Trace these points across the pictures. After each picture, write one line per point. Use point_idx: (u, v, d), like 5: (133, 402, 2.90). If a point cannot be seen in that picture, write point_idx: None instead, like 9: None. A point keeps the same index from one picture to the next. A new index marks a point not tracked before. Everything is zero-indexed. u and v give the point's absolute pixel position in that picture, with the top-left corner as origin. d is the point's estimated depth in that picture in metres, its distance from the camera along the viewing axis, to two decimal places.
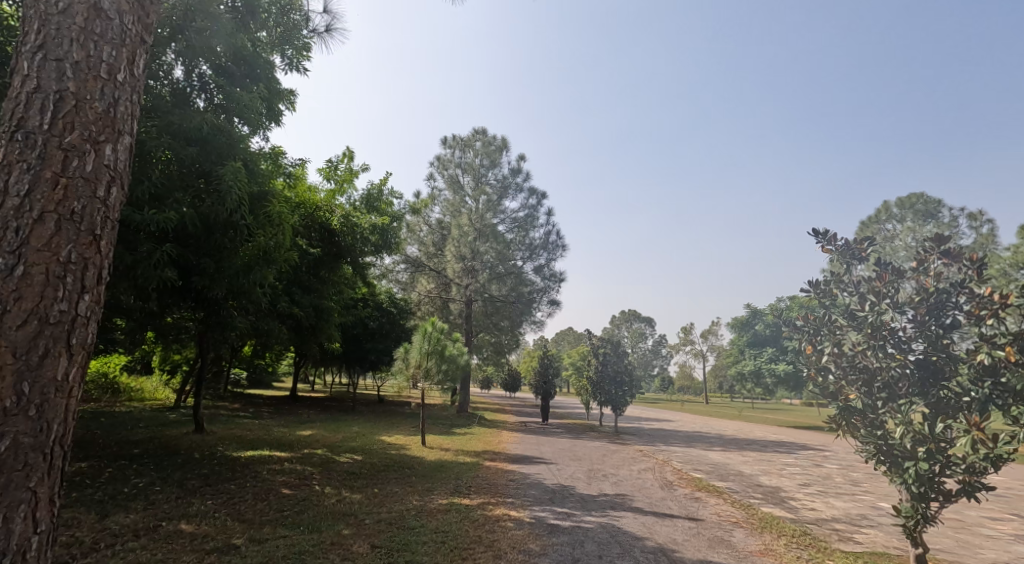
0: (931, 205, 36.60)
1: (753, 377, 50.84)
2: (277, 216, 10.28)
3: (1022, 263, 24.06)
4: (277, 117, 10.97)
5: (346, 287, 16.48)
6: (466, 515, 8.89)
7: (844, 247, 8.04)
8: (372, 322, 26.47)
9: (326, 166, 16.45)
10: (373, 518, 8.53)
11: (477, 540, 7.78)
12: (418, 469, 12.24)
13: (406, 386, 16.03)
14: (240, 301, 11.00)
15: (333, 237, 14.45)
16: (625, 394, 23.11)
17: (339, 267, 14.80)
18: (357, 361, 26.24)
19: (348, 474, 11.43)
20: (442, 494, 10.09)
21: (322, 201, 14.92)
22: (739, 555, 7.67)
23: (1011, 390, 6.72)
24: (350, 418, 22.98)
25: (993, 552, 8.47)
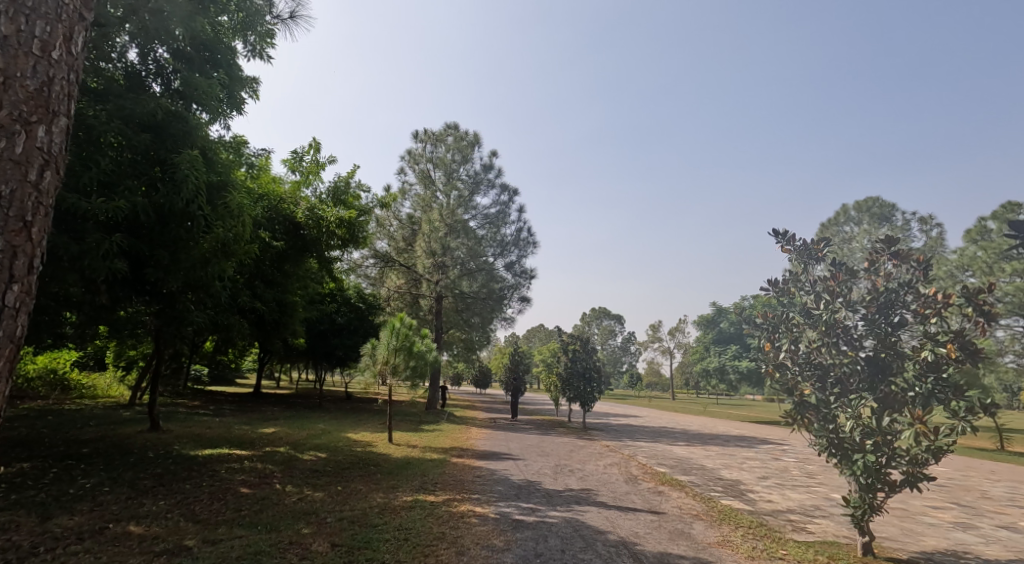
0: (886, 208, 37.90)
1: (716, 374, 51.88)
2: (238, 207, 9.82)
3: (968, 266, 25.01)
4: (238, 104, 10.69)
5: (311, 282, 16.22)
6: (430, 511, 8.85)
7: (802, 247, 8.27)
8: (339, 318, 26.11)
9: (291, 158, 16.07)
10: (335, 517, 8.42)
11: (440, 537, 7.75)
12: (384, 467, 12.13)
13: (373, 383, 15.82)
14: (198, 294, 10.72)
15: (298, 230, 14.15)
16: (594, 391, 23.34)
17: (304, 261, 14.45)
18: (323, 357, 25.93)
19: (310, 471, 11.25)
20: (407, 491, 10.05)
21: (287, 193, 14.65)
22: (697, 547, 7.82)
23: (951, 386, 7.00)
24: (315, 415, 22.61)
25: (934, 539, 8.84)
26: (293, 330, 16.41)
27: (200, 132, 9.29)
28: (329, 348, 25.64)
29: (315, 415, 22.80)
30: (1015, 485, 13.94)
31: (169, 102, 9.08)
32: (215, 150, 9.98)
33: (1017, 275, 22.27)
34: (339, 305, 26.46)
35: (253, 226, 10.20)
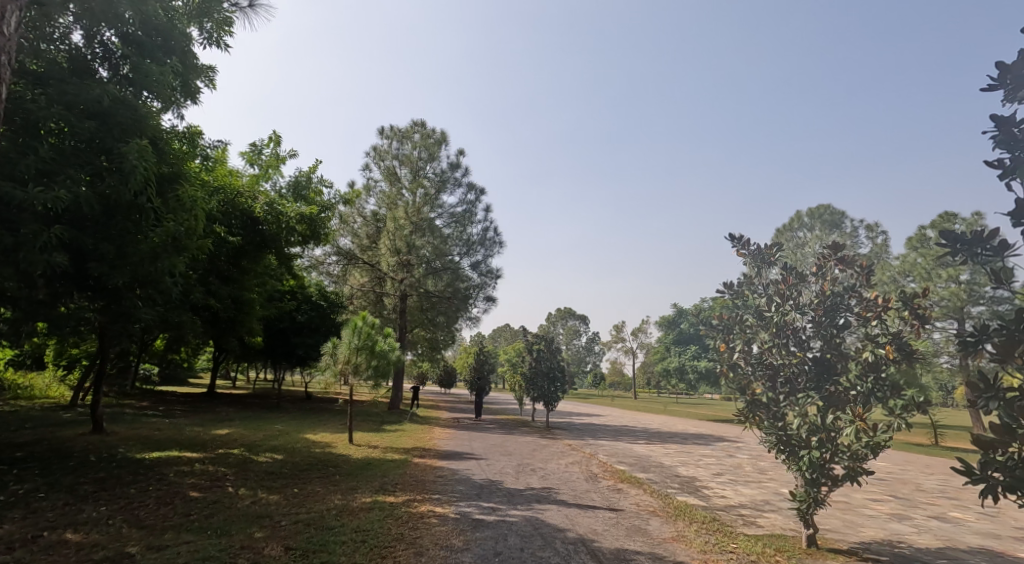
0: (837, 216, 39.28)
1: (676, 373, 52.89)
2: (189, 200, 9.70)
3: (910, 271, 26.08)
4: (193, 93, 10.42)
5: (269, 279, 15.85)
6: (389, 512, 8.78)
7: (755, 252, 8.51)
8: (299, 316, 25.64)
9: (250, 151, 15.65)
10: (290, 520, 8.28)
11: (398, 538, 7.70)
12: (343, 468, 11.96)
13: (333, 383, 15.57)
14: (147, 290, 10.30)
15: (256, 225, 13.75)
16: (558, 390, 23.46)
17: (262, 257, 14.11)
18: (283, 356, 25.50)
19: (266, 474, 11.02)
20: (366, 493, 9.94)
21: (245, 187, 14.32)
22: (653, 543, 7.97)
23: (889, 385, 7.24)
24: (273, 416, 22.11)
25: (872, 530, 9.23)
26: (250, 328, 15.99)
27: (150, 120, 8.95)
28: (289, 347, 25.28)
29: (272, 415, 22.31)
30: (949, 478, 14.65)
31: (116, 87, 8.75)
32: (166, 141, 9.70)
33: (953, 280, 23.44)
34: (300, 302, 25.97)
35: (205, 220, 10.17)
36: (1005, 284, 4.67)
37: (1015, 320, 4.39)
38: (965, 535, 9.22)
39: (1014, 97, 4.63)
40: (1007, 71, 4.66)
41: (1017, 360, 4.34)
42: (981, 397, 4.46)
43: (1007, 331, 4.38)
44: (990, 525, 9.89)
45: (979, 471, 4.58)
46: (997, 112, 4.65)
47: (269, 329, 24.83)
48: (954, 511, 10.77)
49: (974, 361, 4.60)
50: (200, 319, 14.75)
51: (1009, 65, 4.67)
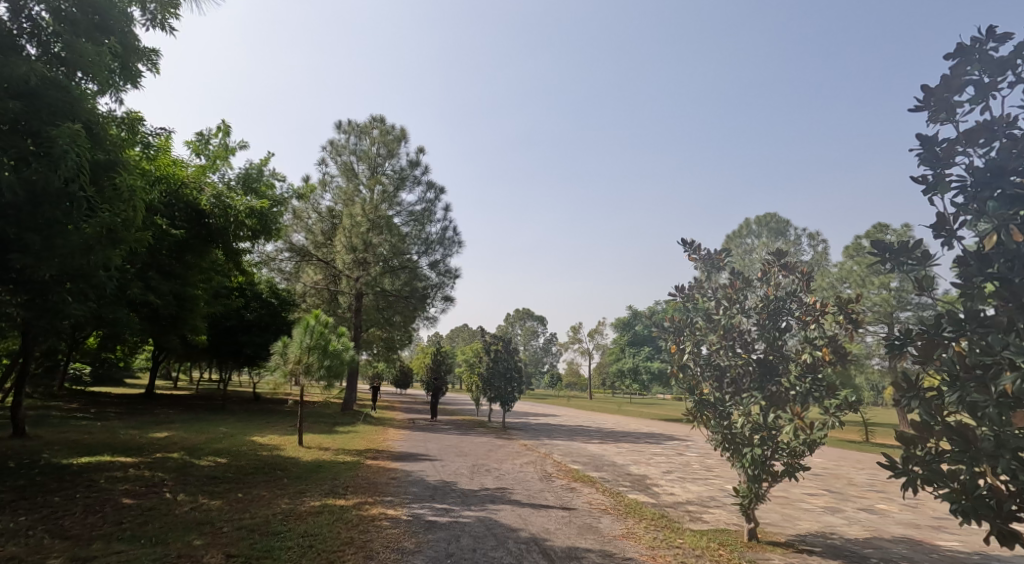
0: (782, 224, 40.71)
1: (630, 374, 53.85)
2: (126, 189, 9.38)
3: (847, 278, 27.29)
4: (134, 78, 10.10)
5: (215, 274, 15.38)
6: (339, 516, 8.68)
7: (706, 257, 8.76)
8: (248, 314, 25.02)
9: (193, 143, 14.92)
10: (233, 526, 8.09)
11: (348, 542, 7.62)
12: (292, 471, 11.74)
13: (282, 384, 15.12)
14: (78, 284, 9.79)
15: (203, 218, 13.32)
16: (514, 391, 23.54)
17: (208, 252, 13.71)
18: (229, 354, 24.81)
19: (207, 478, 10.72)
20: (315, 496, 9.79)
21: (190, 178, 13.92)
22: (604, 540, 8.12)
23: (826, 384, 7.51)
24: (218, 418, 21.46)
25: (808, 522, 9.65)
26: (193, 325, 15.31)
27: (83, 103, 8.68)
28: (236, 345, 24.63)
29: (217, 417, 21.65)
30: (878, 473, 15.42)
31: (45, 67, 8.45)
32: (103, 126, 9.45)
33: (884, 287, 24.74)
34: (249, 299, 25.37)
35: (144, 212, 9.75)
36: (926, 291, 4.94)
37: (934, 325, 4.68)
38: (890, 525, 9.73)
39: (935, 119, 4.93)
40: (929, 93, 4.95)
41: (935, 362, 4.66)
42: (904, 396, 4.73)
43: (928, 334, 4.68)
44: (912, 516, 10.47)
45: (902, 465, 4.81)
46: (921, 132, 4.94)
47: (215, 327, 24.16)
48: (881, 503, 11.35)
49: (899, 363, 4.87)
50: (136, 316, 13.91)
51: (931, 88, 4.97)
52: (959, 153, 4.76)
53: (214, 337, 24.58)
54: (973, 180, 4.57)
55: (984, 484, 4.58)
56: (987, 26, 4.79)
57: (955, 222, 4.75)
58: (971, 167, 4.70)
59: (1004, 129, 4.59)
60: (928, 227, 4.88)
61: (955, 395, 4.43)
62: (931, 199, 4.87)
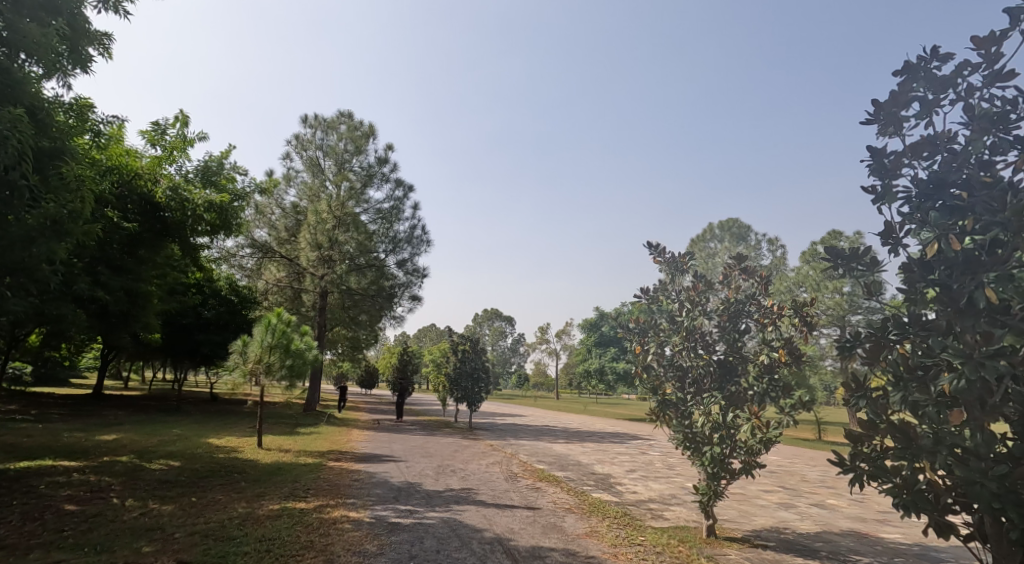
0: (744, 229, 41.62)
1: (596, 375, 54.36)
2: (74, 180, 9.04)
3: (803, 282, 28.09)
4: (82, 61, 9.84)
5: (171, 269, 14.96)
6: (298, 519, 8.58)
7: (671, 259, 8.91)
8: (207, 311, 24.49)
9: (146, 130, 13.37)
10: (185, 531, 7.92)
11: (308, 545, 7.53)
12: (249, 474, 11.53)
13: (241, 383, 14.92)
14: (19, 278, 9.31)
15: (158, 211, 12.77)
16: (481, 391, 23.52)
17: (163, 246, 13.05)
18: (185, 354, 24.18)
19: (158, 482, 10.46)
20: (274, 499, 9.65)
21: (145, 169, 13.34)
22: (567, 539, 8.20)
23: (781, 385, 7.70)
24: (173, 419, 20.91)
25: (763, 518, 9.92)
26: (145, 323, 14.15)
27: (26, 86, 8.35)
28: (193, 344, 24.03)
29: (172, 419, 21.07)
30: (829, 469, 15.93)
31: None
32: (48, 111, 9.12)
33: (838, 291, 25.56)
34: (207, 296, 24.84)
35: (92, 203, 9.53)
36: (875, 296, 5.14)
37: (881, 328, 4.84)
38: (838, 519, 10.05)
39: (885, 132, 5.13)
40: (880, 107, 5.14)
41: (881, 364, 4.83)
42: (852, 395, 4.97)
43: (875, 337, 4.84)
44: (859, 510, 10.84)
45: (849, 462, 5.01)
46: (872, 144, 5.12)
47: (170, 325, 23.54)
48: (831, 498, 11.74)
49: (849, 364, 5.06)
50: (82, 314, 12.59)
51: (880, 102, 5.16)
52: (906, 165, 4.95)
53: (169, 335, 23.94)
54: (918, 191, 4.76)
55: (923, 479, 4.76)
56: (931, 45, 5.01)
57: (902, 231, 4.95)
58: (917, 179, 4.90)
59: (946, 144, 4.80)
60: (877, 235, 5.07)
61: (899, 394, 4.65)
62: (879, 209, 5.05)
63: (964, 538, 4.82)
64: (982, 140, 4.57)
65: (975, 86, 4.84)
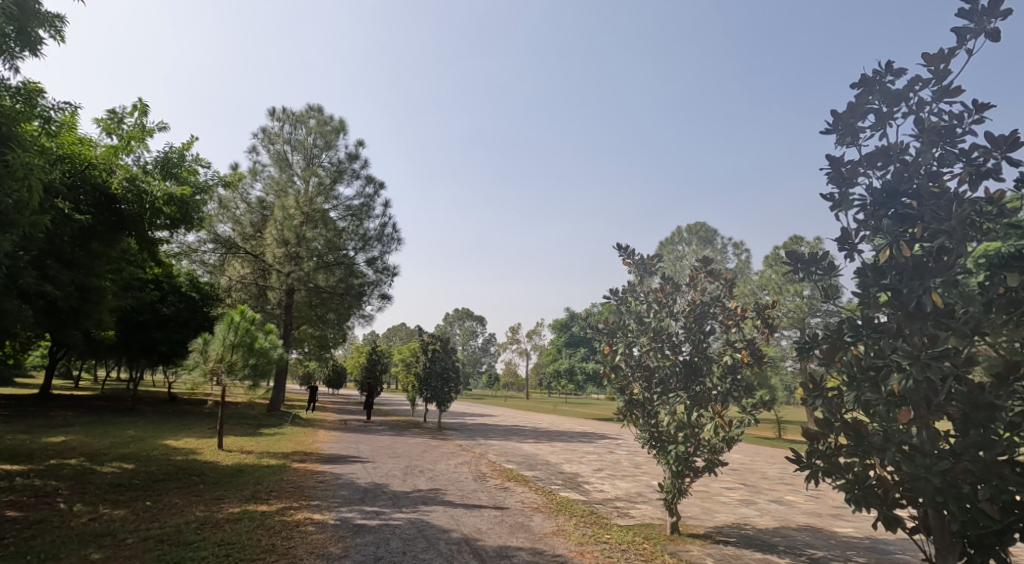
0: (711, 232, 42.39)
1: (565, 375, 54.70)
2: (21, 167, 8.51)
3: (766, 285, 28.75)
4: (32, 44, 9.31)
5: (128, 263, 14.41)
6: (260, 522, 8.45)
7: (639, 261, 9.05)
8: (164, 308, 23.90)
9: (106, 116, 11.86)
10: (138, 537, 7.73)
11: (269, 549, 7.43)
12: (209, 476, 11.29)
13: (202, 383, 14.51)
14: None
15: (112, 203, 11.59)
16: (451, 391, 23.47)
17: (119, 240, 11.98)
18: (143, 352, 23.52)
19: (110, 487, 10.17)
20: (235, 502, 9.49)
21: (99, 156, 11.61)
22: (534, 538, 8.25)
23: (744, 385, 7.88)
24: (129, 420, 20.37)
25: (725, 514, 10.14)
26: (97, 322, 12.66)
27: None
28: (151, 342, 23.39)
29: (128, 420, 20.47)
30: (788, 467, 16.36)
31: None
32: None
33: (798, 295, 26.25)
34: (166, 292, 24.27)
35: (41, 193, 8.94)
36: (832, 299, 5.30)
37: (836, 331, 4.98)
38: (795, 515, 10.32)
39: (843, 141, 5.30)
40: (838, 118, 5.31)
41: (837, 365, 4.97)
42: (810, 395, 5.14)
43: (831, 339, 4.97)
44: (815, 505, 11.16)
45: (805, 460, 5.17)
46: (830, 153, 5.28)
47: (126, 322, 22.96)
48: (789, 495, 12.07)
49: (807, 364, 5.22)
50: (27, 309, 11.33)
51: (839, 113, 5.33)
52: (861, 174, 5.13)
53: (125, 333, 23.26)
54: (872, 199, 4.94)
55: (873, 475, 4.93)
56: (886, 60, 5.21)
57: (857, 237, 5.12)
58: (872, 188, 5.08)
59: (899, 154, 4.98)
60: (834, 240, 5.24)
61: (852, 394, 4.81)
62: (836, 215, 5.22)
63: (911, 530, 5.00)
64: (931, 152, 4.77)
65: (926, 100, 5.06)
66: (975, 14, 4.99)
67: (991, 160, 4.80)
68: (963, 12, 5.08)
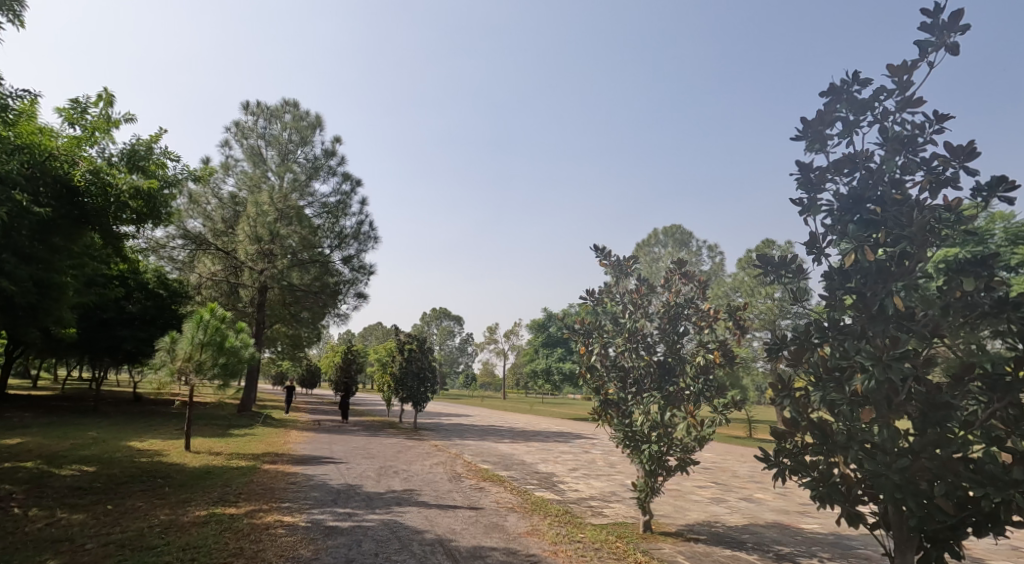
0: (687, 235, 42.84)
1: (542, 375, 54.83)
2: None
3: (740, 288, 29.18)
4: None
5: (91, 259, 13.97)
6: (227, 525, 8.34)
7: (615, 263, 9.12)
8: (130, 306, 23.43)
9: (68, 106, 11.45)
10: (98, 542, 7.57)
11: (237, 553, 7.33)
12: (174, 479, 11.10)
13: (167, 382, 14.22)
14: None
15: (75, 197, 10.84)
16: (427, 391, 23.37)
17: (81, 235, 11.18)
18: (107, 351, 23.05)
19: (69, 490, 9.93)
20: (202, 505, 9.34)
21: (60, 147, 10.81)
22: (508, 538, 8.27)
23: (715, 385, 7.95)
24: (93, 421, 19.92)
25: (697, 512, 10.28)
26: (57, 318, 12.04)
27: None
28: (114, 340, 22.94)
29: (91, 420, 20.04)
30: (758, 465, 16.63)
31: None
32: None
33: (770, 297, 26.69)
34: (133, 290, 23.78)
35: None
36: (801, 301, 5.41)
37: (805, 333, 5.08)
38: (764, 512, 10.51)
39: (812, 148, 5.40)
40: (807, 124, 5.42)
41: (804, 365, 5.06)
42: (779, 395, 5.21)
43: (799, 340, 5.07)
44: (783, 503, 11.36)
45: (774, 458, 5.25)
46: (799, 159, 5.39)
47: (88, 319, 22.47)
48: (758, 493, 12.28)
49: (776, 364, 5.31)
50: None
51: (809, 120, 5.44)
52: (829, 180, 5.24)
53: (88, 330, 22.77)
54: (839, 205, 5.05)
55: (837, 473, 5.04)
56: (853, 70, 5.33)
57: (824, 241, 5.23)
58: (838, 194, 5.20)
59: (864, 161, 5.11)
60: (803, 244, 5.34)
61: (818, 394, 4.90)
62: (804, 220, 5.32)
63: (872, 526, 5.11)
64: (894, 160, 4.90)
65: (890, 110, 5.20)
66: (935, 27, 5.14)
67: (949, 168, 4.94)
68: (925, 26, 5.22)
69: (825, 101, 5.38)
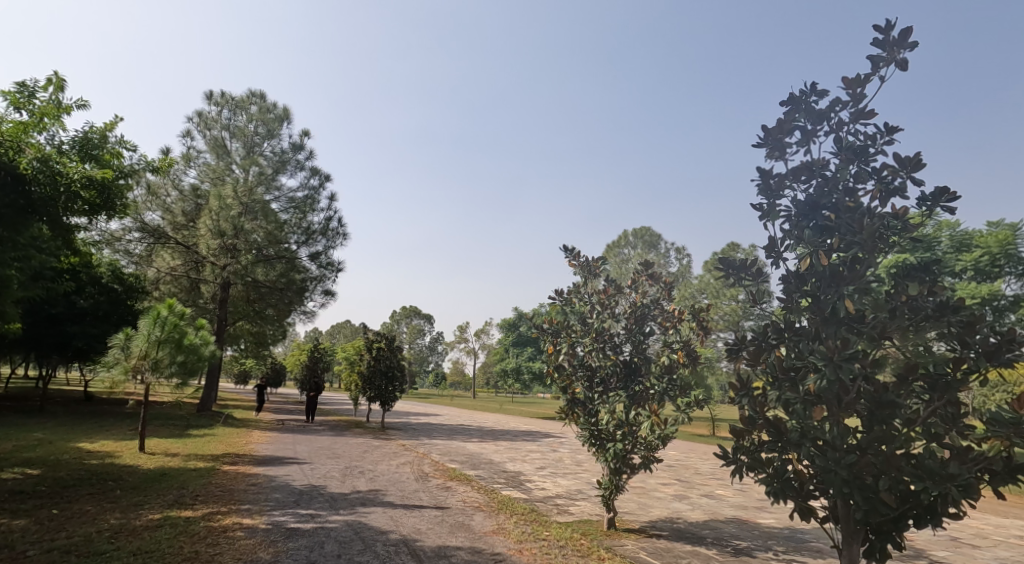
0: (655, 236, 43.41)
1: (512, 374, 54.90)
2: None
3: (705, 289, 29.63)
4: None
5: (38, 252, 13.39)
6: (182, 529, 8.15)
7: (584, 263, 9.21)
8: (81, 300, 22.75)
9: (15, 90, 11.02)
10: (44, 548, 7.34)
11: (193, 557, 7.19)
12: (127, 481, 10.81)
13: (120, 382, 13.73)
14: None
15: (21, 184, 10.04)
16: (394, 390, 23.18)
17: (27, 227, 10.29)
18: (54, 347, 22.39)
19: (14, 495, 9.59)
20: (157, 508, 9.12)
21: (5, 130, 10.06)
22: (474, 537, 8.28)
23: (679, 385, 8.10)
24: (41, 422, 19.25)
25: (660, 509, 10.45)
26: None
27: None
28: (63, 336, 22.31)
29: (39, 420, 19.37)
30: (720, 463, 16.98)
31: None
32: None
33: (734, 299, 27.20)
34: (85, 284, 23.06)
35: None
36: (760, 303, 5.55)
37: (762, 334, 5.22)
38: (724, 508, 10.73)
39: (772, 155, 5.55)
40: (767, 133, 5.55)
41: (761, 365, 5.18)
42: (738, 394, 5.32)
43: (757, 341, 5.19)
44: (742, 499, 11.62)
45: (732, 456, 5.36)
46: (760, 166, 5.52)
47: (32, 313, 21.70)
48: (720, 489, 12.54)
49: (735, 364, 5.43)
50: None
51: (769, 129, 5.58)
52: (787, 187, 5.38)
53: (33, 325, 22.01)
54: (797, 210, 5.20)
55: (791, 469, 5.18)
56: (811, 81, 5.49)
57: (782, 245, 5.37)
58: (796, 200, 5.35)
59: (820, 170, 5.26)
60: (762, 248, 5.48)
61: (774, 393, 5.03)
62: (763, 224, 5.46)
63: (822, 520, 5.25)
64: (848, 169, 5.06)
65: (845, 120, 5.37)
66: (887, 43, 5.32)
67: (898, 178, 5.13)
68: (877, 41, 5.41)
69: (784, 109, 5.53)
